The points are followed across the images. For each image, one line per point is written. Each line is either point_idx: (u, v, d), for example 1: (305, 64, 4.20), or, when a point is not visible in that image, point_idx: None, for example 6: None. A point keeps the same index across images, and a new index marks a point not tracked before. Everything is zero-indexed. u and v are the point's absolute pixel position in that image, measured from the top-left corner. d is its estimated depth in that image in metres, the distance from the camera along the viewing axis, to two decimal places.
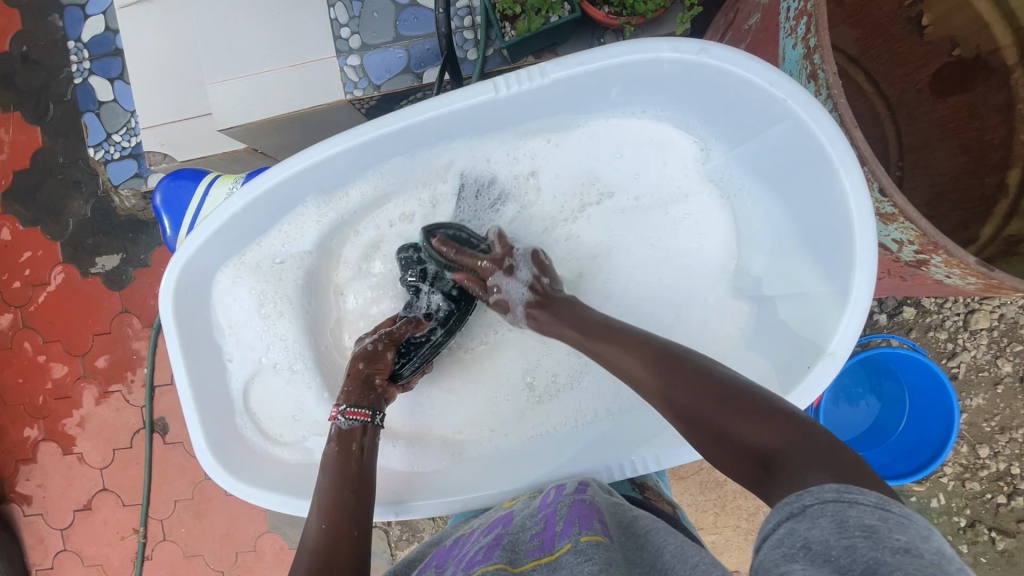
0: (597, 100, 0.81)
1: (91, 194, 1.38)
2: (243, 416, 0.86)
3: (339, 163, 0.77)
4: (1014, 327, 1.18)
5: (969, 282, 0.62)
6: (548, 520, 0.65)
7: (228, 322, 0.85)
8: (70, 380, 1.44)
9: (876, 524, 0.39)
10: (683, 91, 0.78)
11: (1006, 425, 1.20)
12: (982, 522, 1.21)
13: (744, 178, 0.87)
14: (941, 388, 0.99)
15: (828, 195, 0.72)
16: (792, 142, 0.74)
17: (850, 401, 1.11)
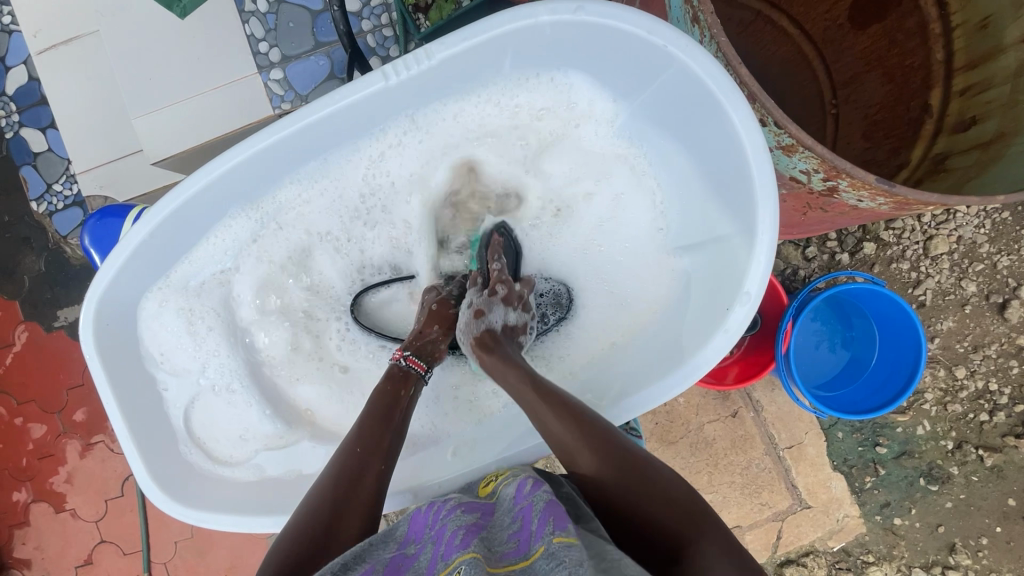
0: (493, 75, 0.80)
1: (42, 248, 1.36)
2: (187, 441, 0.86)
3: (243, 173, 0.77)
4: (973, 247, 1.19)
5: (880, 203, 0.63)
6: (525, 517, 0.62)
7: (158, 348, 0.84)
8: (50, 438, 1.42)
9: None
10: (579, 55, 0.78)
11: (978, 343, 1.21)
12: (969, 442, 1.23)
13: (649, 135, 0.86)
14: (904, 314, 0.99)
15: (722, 136, 0.73)
16: (685, 91, 0.75)
17: (829, 346, 1.12)
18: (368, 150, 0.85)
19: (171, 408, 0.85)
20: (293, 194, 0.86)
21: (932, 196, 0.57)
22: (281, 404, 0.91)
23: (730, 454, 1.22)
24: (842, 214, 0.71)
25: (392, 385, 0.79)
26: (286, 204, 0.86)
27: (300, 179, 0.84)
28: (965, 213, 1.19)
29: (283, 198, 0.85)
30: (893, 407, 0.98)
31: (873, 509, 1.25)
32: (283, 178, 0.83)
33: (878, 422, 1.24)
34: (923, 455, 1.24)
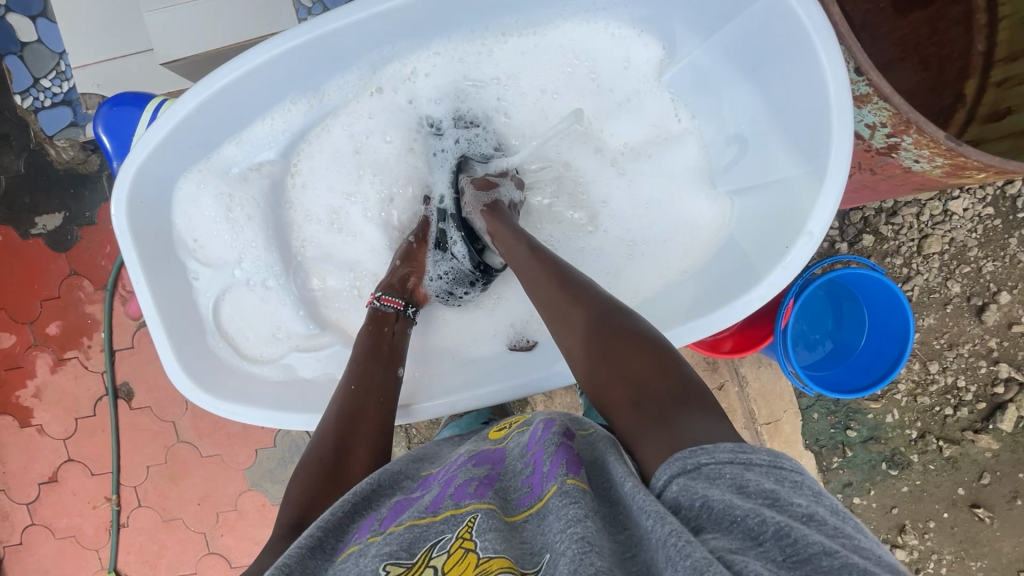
0: None
1: (23, 147, 1.27)
2: (215, 334, 0.88)
3: (298, 61, 0.77)
4: (963, 250, 1.24)
5: (936, 165, 0.67)
6: (537, 461, 0.60)
7: (191, 235, 0.87)
8: (19, 349, 1.35)
9: (773, 491, 0.43)
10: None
11: (953, 342, 1.28)
12: (931, 433, 1.30)
13: (722, 71, 0.86)
14: (896, 301, 1.03)
15: (799, 77, 0.75)
16: (772, 28, 0.75)
17: (807, 347, 1.17)
18: (428, 57, 0.87)
19: (201, 296, 0.88)
20: (347, 91, 0.87)
21: (994, 157, 0.61)
22: (312, 305, 0.96)
23: None
24: (889, 178, 0.75)
25: (375, 326, 0.86)
26: (341, 102, 0.87)
27: (357, 78, 0.85)
28: (961, 216, 1.23)
29: (338, 93, 0.86)
30: (878, 389, 1.03)
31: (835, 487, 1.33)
32: (343, 72, 0.84)
33: (852, 407, 1.31)
34: (889, 441, 1.31)
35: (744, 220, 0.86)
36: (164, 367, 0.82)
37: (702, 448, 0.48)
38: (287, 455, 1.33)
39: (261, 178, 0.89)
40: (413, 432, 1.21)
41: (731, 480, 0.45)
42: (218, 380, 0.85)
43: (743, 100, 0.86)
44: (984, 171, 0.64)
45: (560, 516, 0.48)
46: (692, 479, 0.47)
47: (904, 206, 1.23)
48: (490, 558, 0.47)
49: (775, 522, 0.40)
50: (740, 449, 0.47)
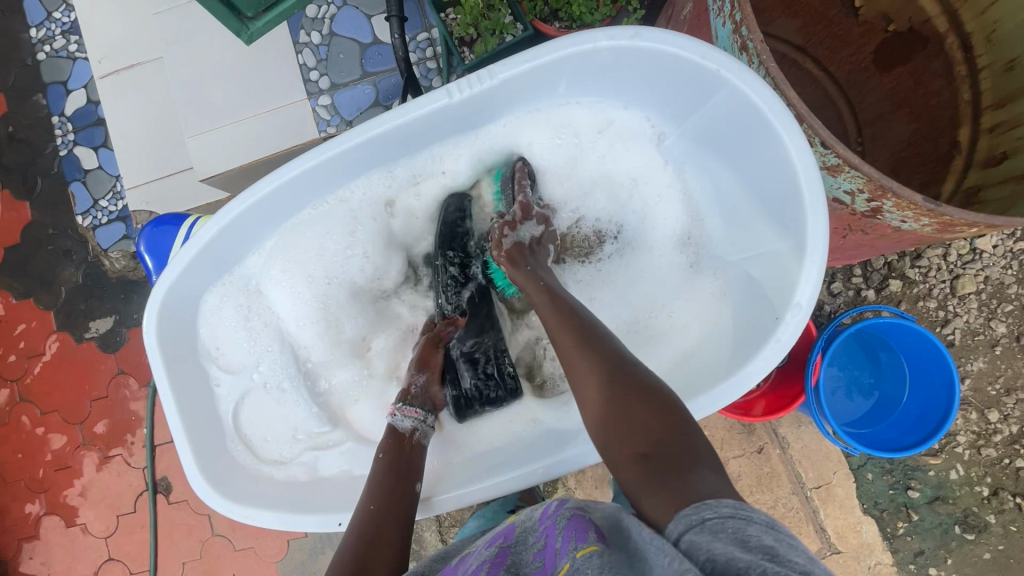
0: (548, 94, 0.87)
1: (82, 260, 1.40)
2: (234, 437, 0.92)
3: (305, 181, 0.85)
4: (1001, 288, 1.19)
5: (924, 223, 0.66)
6: (548, 537, 0.57)
7: (214, 344, 0.92)
8: (69, 449, 1.42)
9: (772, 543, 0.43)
10: (631, 82, 0.85)
11: (1012, 386, 1.19)
12: (1005, 490, 1.19)
13: (700, 152, 0.91)
14: (935, 349, 0.98)
15: (771, 154, 0.77)
16: (735, 113, 0.79)
17: (860, 392, 1.11)
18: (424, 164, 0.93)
19: (222, 402, 0.92)
20: (353, 201, 0.94)
21: (978, 214, 0.60)
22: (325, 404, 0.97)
23: (755, 492, 1.19)
24: (882, 237, 0.75)
25: (396, 441, 0.84)
26: (350, 210, 0.94)
27: (363, 188, 0.93)
28: (991, 253, 1.19)
29: (345, 204, 0.94)
30: (927, 448, 0.96)
31: (907, 558, 1.20)
32: (350, 183, 0.92)
33: (909, 465, 1.21)
34: (958, 501, 1.20)
35: (743, 290, 0.88)
36: (185, 472, 0.85)
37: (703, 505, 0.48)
38: (319, 544, 1.32)
39: (278, 288, 0.95)
40: (444, 515, 1.19)
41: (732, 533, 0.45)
42: (235, 484, 0.88)
43: (724, 176, 0.90)
44: (972, 228, 0.63)
45: None
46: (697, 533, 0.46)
47: (928, 247, 1.20)
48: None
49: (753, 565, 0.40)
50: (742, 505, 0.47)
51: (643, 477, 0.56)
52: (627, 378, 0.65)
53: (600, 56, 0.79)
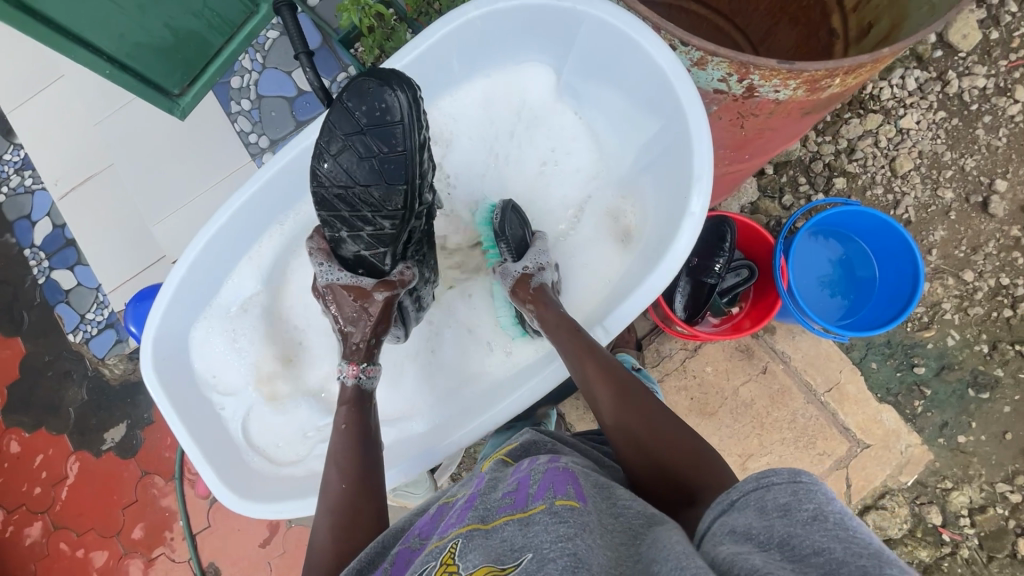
0: (446, 76, 0.96)
1: (83, 376, 1.44)
2: (249, 449, 0.95)
3: (257, 202, 0.91)
4: (936, 157, 1.26)
5: (792, 87, 0.69)
6: (521, 482, 0.61)
7: (212, 371, 0.96)
8: (113, 562, 1.43)
9: (789, 501, 0.45)
10: (508, 46, 0.95)
11: (976, 244, 1.24)
12: (1003, 341, 1.22)
13: (586, 91, 0.99)
14: (882, 221, 1.04)
15: (637, 62, 0.85)
16: (598, 39, 0.88)
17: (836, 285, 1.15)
18: None
19: (229, 420, 0.96)
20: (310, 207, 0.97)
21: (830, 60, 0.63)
22: None
23: (772, 410, 1.22)
24: (769, 117, 0.76)
25: (361, 404, 0.82)
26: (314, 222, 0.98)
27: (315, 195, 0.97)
28: (917, 129, 1.26)
29: (302, 213, 0.97)
30: (911, 312, 1.00)
31: (933, 432, 1.22)
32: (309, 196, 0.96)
33: (907, 344, 1.24)
34: (963, 365, 1.23)
35: (659, 193, 0.94)
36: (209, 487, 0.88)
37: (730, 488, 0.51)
38: None
39: (255, 308, 0.98)
40: None
41: (756, 506, 0.47)
42: (255, 485, 0.91)
43: (612, 105, 0.98)
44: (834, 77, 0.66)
45: (549, 533, 0.49)
46: (732, 516, 0.48)
47: (858, 140, 1.27)
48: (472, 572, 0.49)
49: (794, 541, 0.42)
50: (761, 474, 0.49)
51: (624, 410, 0.74)
52: (609, 355, 0.81)
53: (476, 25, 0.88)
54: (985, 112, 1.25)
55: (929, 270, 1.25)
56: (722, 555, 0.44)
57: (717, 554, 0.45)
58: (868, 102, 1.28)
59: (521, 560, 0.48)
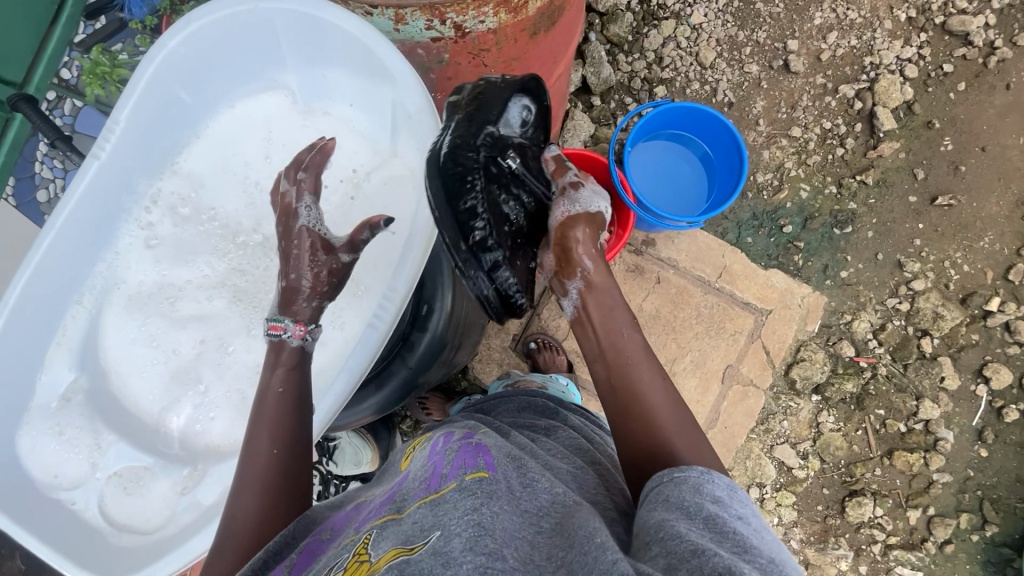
0: (183, 109, 0.95)
1: (11, 548, 1.35)
2: (115, 532, 0.88)
3: (39, 291, 0.88)
4: (732, 40, 1.36)
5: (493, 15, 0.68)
6: (433, 463, 0.55)
7: (49, 476, 0.89)
8: None
9: (720, 494, 0.52)
10: (233, 70, 0.96)
11: (793, 103, 1.35)
12: (846, 177, 1.33)
13: (320, 88, 0.99)
14: (686, 108, 1.14)
15: (333, 37, 0.85)
16: (296, 28, 0.89)
17: (684, 178, 1.23)
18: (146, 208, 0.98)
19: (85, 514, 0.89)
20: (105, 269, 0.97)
21: None
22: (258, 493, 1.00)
23: (678, 312, 1.29)
24: (488, 53, 0.75)
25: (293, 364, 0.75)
26: (114, 290, 0.98)
27: (113, 257, 0.97)
28: (707, 21, 1.36)
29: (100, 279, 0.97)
30: (747, 169, 1.10)
31: (820, 278, 1.32)
32: (95, 252, 0.95)
33: (770, 210, 1.34)
34: (823, 210, 1.33)
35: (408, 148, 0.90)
36: None
37: (679, 468, 0.55)
38: None
39: (77, 394, 0.93)
40: None
41: (693, 484, 0.52)
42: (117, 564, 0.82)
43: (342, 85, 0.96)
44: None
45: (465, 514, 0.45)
46: (674, 489, 0.52)
47: (662, 48, 1.36)
48: (380, 558, 0.45)
49: (739, 536, 0.47)
50: (711, 474, 0.54)
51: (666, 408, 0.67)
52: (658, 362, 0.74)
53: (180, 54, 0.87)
54: None
55: (763, 140, 1.35)
56: (667, 520, 0.48)
57: (659, 519, 0.49)
58: (658, 12, 1.37)
59: (430, 538, 0.45)
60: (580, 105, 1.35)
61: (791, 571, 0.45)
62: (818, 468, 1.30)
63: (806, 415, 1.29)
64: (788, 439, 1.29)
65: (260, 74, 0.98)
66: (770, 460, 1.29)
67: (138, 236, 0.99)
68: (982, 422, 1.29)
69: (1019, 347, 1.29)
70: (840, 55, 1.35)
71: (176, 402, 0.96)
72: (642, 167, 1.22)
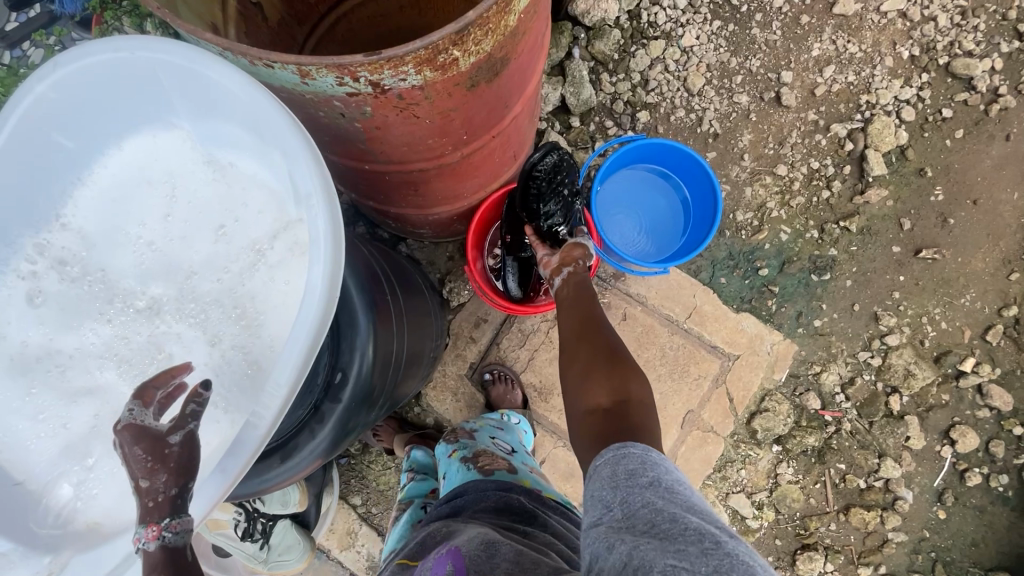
0: (39, 186, 0.57)
1: None
2: None
3: None
4: (723, 66, 1.28)
5: (423, 77, 0.53)
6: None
7: None
8: None
9: (634, 467, 0.58)
10: (55, 91, 0.54)
11: (781, 138, 1.28)
12: (828, 222, 1.27)
13: (206, 123, 0.57)
14: (665, 145, 1.07)
15: (215, 80, 0.52)
16: (188, 69, 0.53)
17: (659, 219, 1.17)
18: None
19: None
20: None
21: (449, 25, 0.48)
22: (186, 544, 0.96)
23: (641, 352, 1.24)
24: (420, 115, 0.59)
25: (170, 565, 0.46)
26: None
27: None
28: (699, 44, 1.28)
29: None
30: (721, 217, 1.03)
31: (792, 325, 1.27)
32: None
33: (747, 250, 1.28)
34: (802, 254, 1.27)
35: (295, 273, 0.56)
36: None
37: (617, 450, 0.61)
38: None
39: None
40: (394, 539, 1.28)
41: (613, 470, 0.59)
42: None
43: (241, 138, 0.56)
44: (459, 60, 0.53)
45: None
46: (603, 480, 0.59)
47: (649, 70, 1.28)
48: None
49: (656, 508, 0.54)
50: (642, 453, 0.60)
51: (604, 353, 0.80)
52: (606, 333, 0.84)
53: (59, 105, 0.55)
54: (754, 11, 1.28)
55: (747, 176, 1.28)
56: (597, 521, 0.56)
57: (594, 521, 0.56)
58: (648, 31, 1.28)
59: None
60: (557, 125, 1.28)
61: (690, 518, 0.52)
62: (773, 518, 1.27)
63: (765, 465, 1.26)
64: (744, 488, 1.26)
65: (158, 118, 0.58)
66: (724, 509, 1.26)
67: (13, 286, 0.58)
68: (944, 483, 1.26)
69: (988, 410, 1.26)
70: (836, 91, 1.28)
71: (58, 475, 0.55)
72: (616, 202, 1.16)
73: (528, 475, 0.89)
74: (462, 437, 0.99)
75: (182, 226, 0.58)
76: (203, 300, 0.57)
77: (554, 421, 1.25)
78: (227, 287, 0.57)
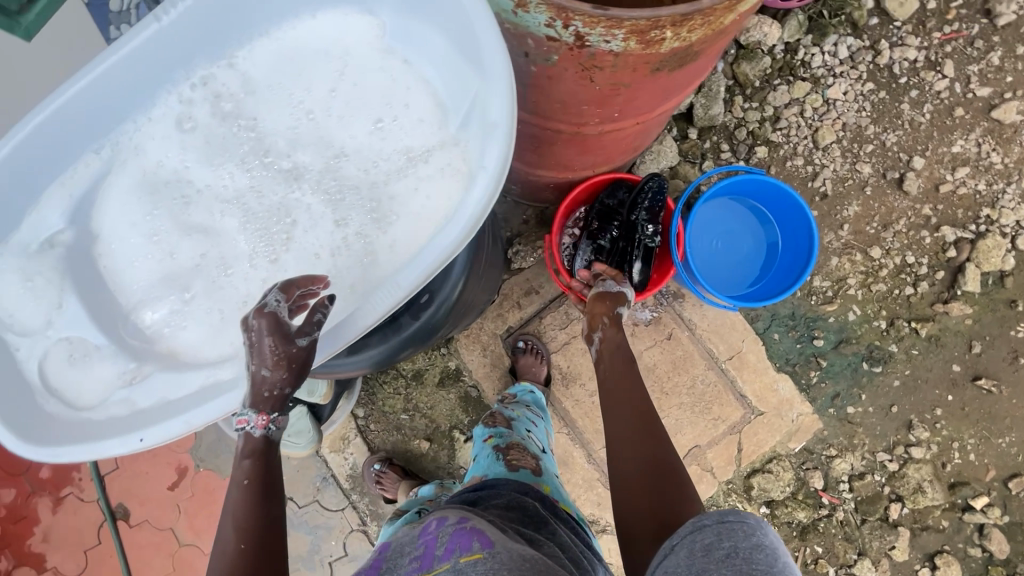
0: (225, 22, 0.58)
1: None
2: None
3: None
4: (859, 131, 1.24)
5: (620, 46, 0.53)
6: (429, 543, 0.68)
7: None
8: (20, 500, 1.43)
9: (712, 538, 0.58)
10: None
11: (887, 221, 1.25)
12: (900, 318, 1.25)
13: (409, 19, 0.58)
14: (780, 190, 1.05)
15: None
16: None
17: (738, 255, 1.15)
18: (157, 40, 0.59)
19: None
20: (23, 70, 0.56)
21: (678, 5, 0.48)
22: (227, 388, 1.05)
23: (673, 375, 1.25)
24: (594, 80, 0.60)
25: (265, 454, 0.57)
26: (132, 154, 0.57)
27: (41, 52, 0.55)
28: (843, 100, 1.24)
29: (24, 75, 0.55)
30: (808, 276, 1.01)
31: (826, 403, 1.27)
32: None
33: (810, 316, 1.26)
34: (861, 339, 1.26)
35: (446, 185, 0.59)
36: None
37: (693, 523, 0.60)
38: None
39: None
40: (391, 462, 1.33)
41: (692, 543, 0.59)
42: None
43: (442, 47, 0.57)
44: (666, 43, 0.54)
45: None
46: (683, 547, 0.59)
47: (784, 109, 1.24)
48: None
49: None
50: (722, 518, 0.59)
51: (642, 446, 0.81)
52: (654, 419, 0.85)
53: None
54: (912, 86, 1.23)
55: (839, 246, 1.26)
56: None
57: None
58: (798, 69, 1.24)
59: None
60: (674, 130, 1.25)
61: None
62: None
63: None
64: None
65: None
66: None
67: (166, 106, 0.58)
68: None
69: (981, 550, 1.25)
70: (960, 194, 1.24)
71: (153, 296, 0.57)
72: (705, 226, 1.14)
73: (550, 484, 0.96)
74: (500, 424, 1.07)
75: (342, 101, 0.60)
76: (339, 182, 0.59)
77: (566, 407, 1.27)
78: (366, 179, 0.59)
